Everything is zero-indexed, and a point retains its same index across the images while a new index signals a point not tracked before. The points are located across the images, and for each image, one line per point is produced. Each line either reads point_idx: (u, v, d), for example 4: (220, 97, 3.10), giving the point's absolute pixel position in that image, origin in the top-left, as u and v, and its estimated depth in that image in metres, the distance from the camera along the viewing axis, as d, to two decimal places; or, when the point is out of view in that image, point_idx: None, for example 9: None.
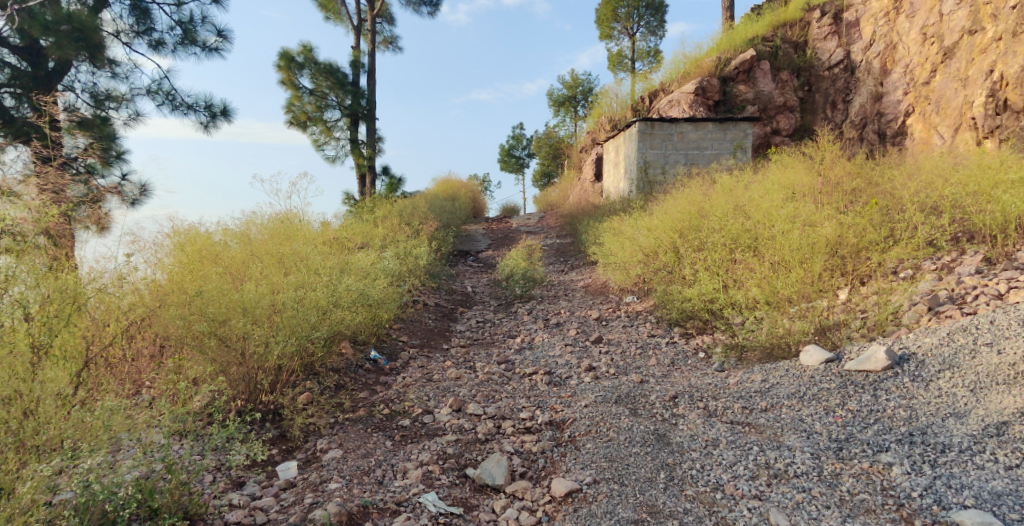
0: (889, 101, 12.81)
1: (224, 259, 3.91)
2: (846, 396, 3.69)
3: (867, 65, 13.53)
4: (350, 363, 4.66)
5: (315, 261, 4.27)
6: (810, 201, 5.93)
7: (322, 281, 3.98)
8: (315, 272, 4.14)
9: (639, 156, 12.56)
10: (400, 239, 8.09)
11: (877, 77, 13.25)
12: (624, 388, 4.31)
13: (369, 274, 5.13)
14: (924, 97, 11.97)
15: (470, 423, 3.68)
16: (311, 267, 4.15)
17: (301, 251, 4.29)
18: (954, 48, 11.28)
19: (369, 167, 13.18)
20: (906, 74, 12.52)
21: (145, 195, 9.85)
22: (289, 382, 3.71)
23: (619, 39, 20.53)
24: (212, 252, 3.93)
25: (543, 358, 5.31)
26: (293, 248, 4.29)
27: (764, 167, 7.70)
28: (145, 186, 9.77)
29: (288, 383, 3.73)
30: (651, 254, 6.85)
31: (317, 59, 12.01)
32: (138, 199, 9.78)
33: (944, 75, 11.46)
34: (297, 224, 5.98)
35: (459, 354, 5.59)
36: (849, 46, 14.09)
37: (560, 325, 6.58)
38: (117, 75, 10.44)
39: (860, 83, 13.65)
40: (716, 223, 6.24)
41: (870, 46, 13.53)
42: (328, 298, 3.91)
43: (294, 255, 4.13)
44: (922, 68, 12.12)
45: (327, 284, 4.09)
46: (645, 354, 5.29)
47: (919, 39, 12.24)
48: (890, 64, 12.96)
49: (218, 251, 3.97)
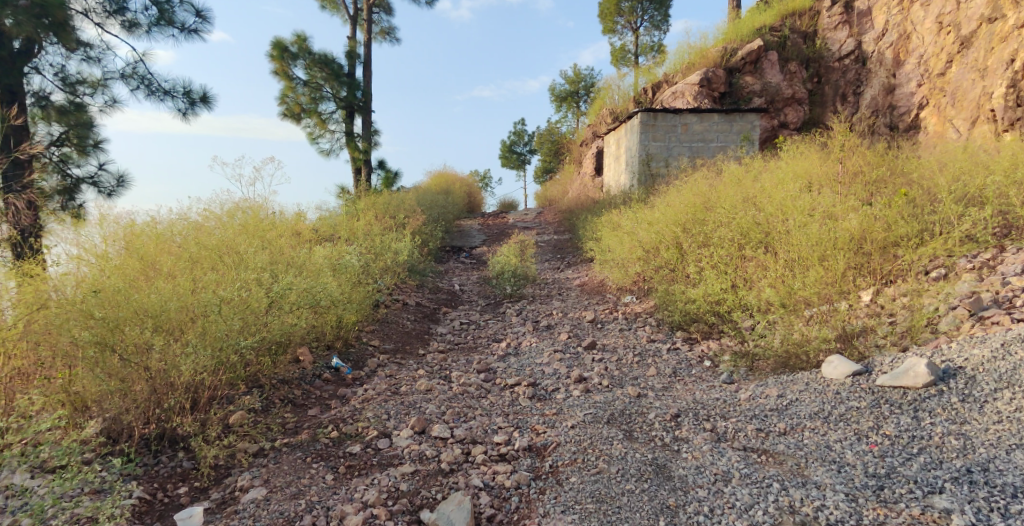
0: (902, 93, 12.24)
1: (144, 256, 3.49)
2: (881, 418, 3.06)
3: (879, 56, 12.93)
4: (306, 373, 4.23)
5: (253, 258, 3.84)
6: (828, 191, 5.31)
7: (257, 281, 3.54)
8: (252, 270, 3.69)
9: (640, 148, 11.97)
10: (381, 235, 7.52)
11: (889, 69, 12.62)
12: (618, 403, 3.72)
13: (328, 272, 4.62)
14: (939, 89, 11.37)
15: (433, 450, 3.11)
16: (247, 265, 3.71)
17: (238, 246, 3.86)
18: (971, 37, 10.61)
19: (365, 161, 12.58)
20: (920, 65, 11.90)
21: (122, 186, 9.27)
22: (219, 401, 3.24)
23: (622, 33, 19.88)
24: (130, 248, 3.50)
25: (529, 366, 4.73)
26: (229, 244, 3.85)
27: (776, 156, 7.09)
28: (121, 177, 9.19)
29: (218, 401, 3.26)
30: (651, 250, 6.28)
31: (312, 50, 11.42)
32: (116, 191, 9.25)
33: (961, 66, 10.79)
34: (264, 217, 5.52)
35: (435, 362, 5.02)
36: (861, 37, 13.46)
37: (551, 328, 5.98)
38: (91, 58, 9.86)
39: (872, 74, 13.03)
40: (723, 214, 5.65)
41: (883, 36, 12.91)
42: (266, 301, 3.47)
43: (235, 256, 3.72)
44: (937, 58, 11.48)
45: (265, 287, 3.65)
46: (644, 362, 4.68)
47: (935, 28, 11.60)
48: (903, 55, 12.35)
49: (139, 247, 3.54)
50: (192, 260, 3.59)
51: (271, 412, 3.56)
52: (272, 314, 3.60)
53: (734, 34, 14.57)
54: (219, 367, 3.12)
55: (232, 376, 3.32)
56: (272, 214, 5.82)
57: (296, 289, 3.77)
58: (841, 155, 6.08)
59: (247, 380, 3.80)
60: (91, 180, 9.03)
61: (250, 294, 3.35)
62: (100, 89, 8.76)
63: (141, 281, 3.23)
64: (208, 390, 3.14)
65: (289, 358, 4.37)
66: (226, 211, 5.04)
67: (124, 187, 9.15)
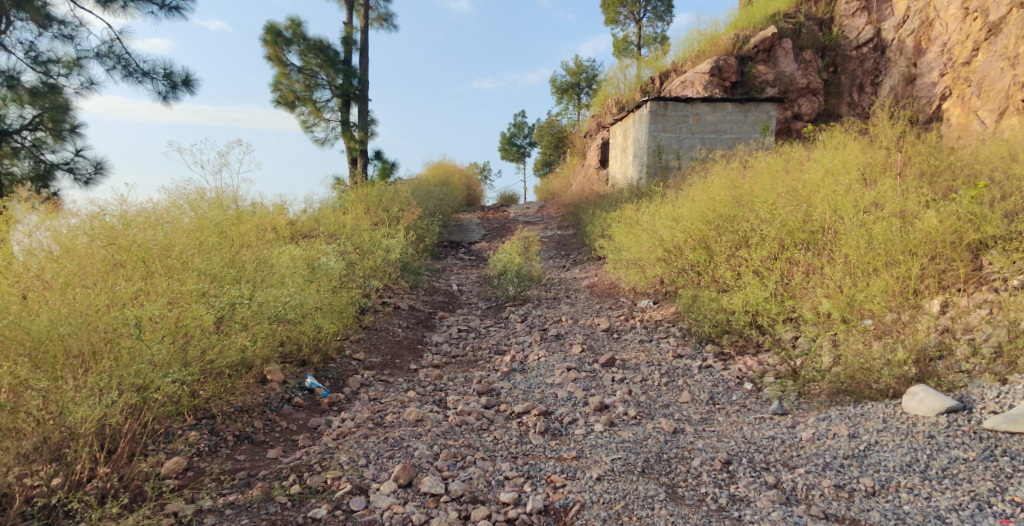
0: (923, 84, 11.52)
1: (65, 249, 2.95)
2: (1006, 480, 2.36)
3: (899, 44, 12.20)
4: (274, 397, 3.62)
5: (199, 260, 3.26)
6: (879, 182, 4.57)
7: (199, 289, 2.94)
8: (192, 278, 3.09)
9: (650, 139, 11.24)
10: (371, 230, 6.82)
11: (911, 57, 11.87)
12: (651, 443, 3.02)
13: (296, 280, 3.91)
14: (964, 79, 10.56)
15: (421, 514, 2.45)
16: (187, 269, 3.11)
17: (178, 247, 3.26)
18: (1000, 24, 9.72)
19: (360, 151, 11.80)
20: (944, 54, 11.14)
21: (100, 173, 8.52)
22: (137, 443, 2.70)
23: (624, 24, 19.07)
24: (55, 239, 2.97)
25: (537, 387, 4.04)
26: (169, 243, 3.26)
27: (806, 145, 6.36)
28: (100, 162, 8.44)
29: (136, 444, 2.72)
30: (673, 250, 5.60)
31: (307, 35, 10.63)
32: (94, 178, 8.50)
33: (988, 54, 9.94)
34: (234, 208, 4.96)
35: (429, 380, 4.32)
36: (880, 24, 12.72)
37: (560, 338, 5.28)
38: (66, 34, 9.09)
39: (892, 63, 12.30)
40: (758, 210, 4.96)
41: (904, 23, 12.15)
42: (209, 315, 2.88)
43: (172, 264, 3.13)
44: (963, 46, 10.66)
45: (206, 298, 3.01)
46: (674, 385, 3.98)
47: (961, 14, 10.77)
48: (925, 43, 11.62)
49: (63, 239, 2.98)
50: (118, 267, 3.01)
51: (222, 455, 2.94)
52: (217, 334, 3.01)
53: (744, 21, 13.72)
54: (139, 406, 2.61)
55: (162, 412, 2.77)
56: (239, 206, 5.18)
57: (247, 301, 3.11)
58: (884, 148, 5.37)
59: (195, 410, 3.20)
60: (67, 166, 8.29)
61: (181, 308, 2.79)
62: (74, 68, 8.03)
63: (45, 293, 2.66)
64: (126, 435, 2.61)
65: (254, 378, 3.76)
66: (188, 201, 4.52)
67: (103, 175, 8.40)
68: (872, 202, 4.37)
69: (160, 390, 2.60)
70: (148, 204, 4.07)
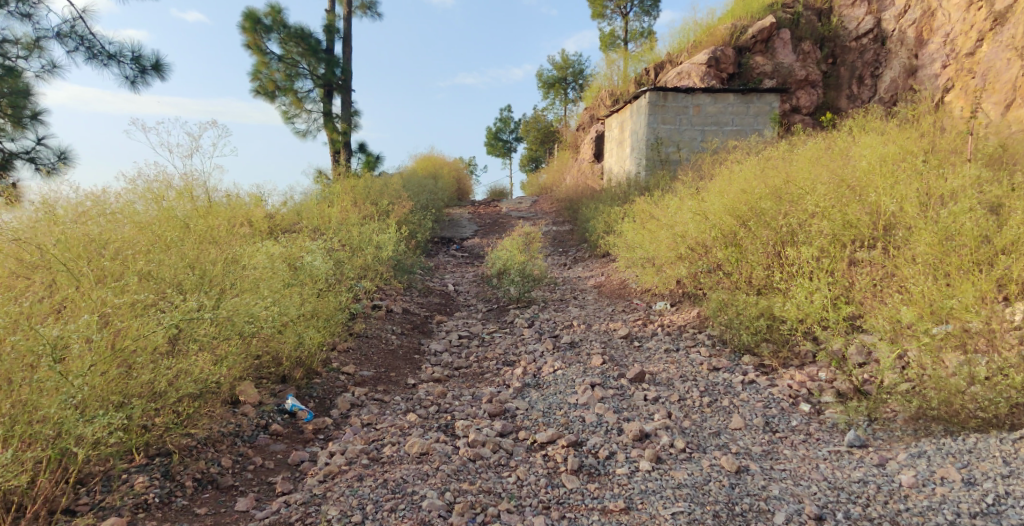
0: (924, 76, 10.94)
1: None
2: None
3: (900, 35, 11.52)
4: (246, 425, 3.01)
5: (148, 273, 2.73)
6: (937, 174, 4.02)
7: (138, 301, 2.36)
8: (137, 291, 2.53)
9: (649, 132, 10.69)
10: (359, 225, 6.18)
11: (912, 49, 11.23)
12: (714, 489, 2.45)
13: (276, 285, 3.29)
14: (967, 71, 10.01)
15: None
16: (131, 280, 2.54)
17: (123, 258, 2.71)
18: (1007, 13, 9.25)
19: (344, 143, 11.09)
20: (946, 44, 10.55)
21: (65, 163, 7.75)
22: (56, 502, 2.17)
23: (611, 18, 18.46)
24: None
25: (559, 409, 3.46)
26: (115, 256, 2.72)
27: (832, 136, 5.77)
28: (64, 151, 7.67)
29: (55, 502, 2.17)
30: (698, 248, 5.06)
31: (287, 22, 9.90)
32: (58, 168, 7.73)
33: (994, 44, 9.44)
34: (203, 203, 4.47)
35: (430, 399, 3.71)
36: (880, 14, 11.98)
37: (575, 347, 4.71)
38: (27, 15, 8.31)
39: (892, 55, 11.59)
40: (802, 204, 4.41)
41: (905, 13, 11.49)
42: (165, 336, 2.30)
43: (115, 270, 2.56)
44: (966, 37, 10.12)
45: (154, 312, 2.42)
46: (719, 405, 3.40)
47: (964, 4, 10.25)
48: (927, 34, 11.01)
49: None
50: (49, 286, 2.47)
51: (177, 508, 2.32)
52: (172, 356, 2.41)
53: (741, 12, 13.00)
54: (49, 460, 2.03)
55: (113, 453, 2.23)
56: (211, 198, 4.70)
57: (209, 314, 2.50)
58: (923, 138, 4.66)
59: (147, 447, 2.56)
60: (27, 155, 7.52)
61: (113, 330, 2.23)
62: (34, 50, 7.27)
63: None
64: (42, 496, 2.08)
65: (224, 401, 3.15)
66: (154, 193, 4.06)
67: (67, 164, 7.62)
68: (935, 197, 3.82)
69: (83, 442, 2.01)
70: (101, 196, 3.58)
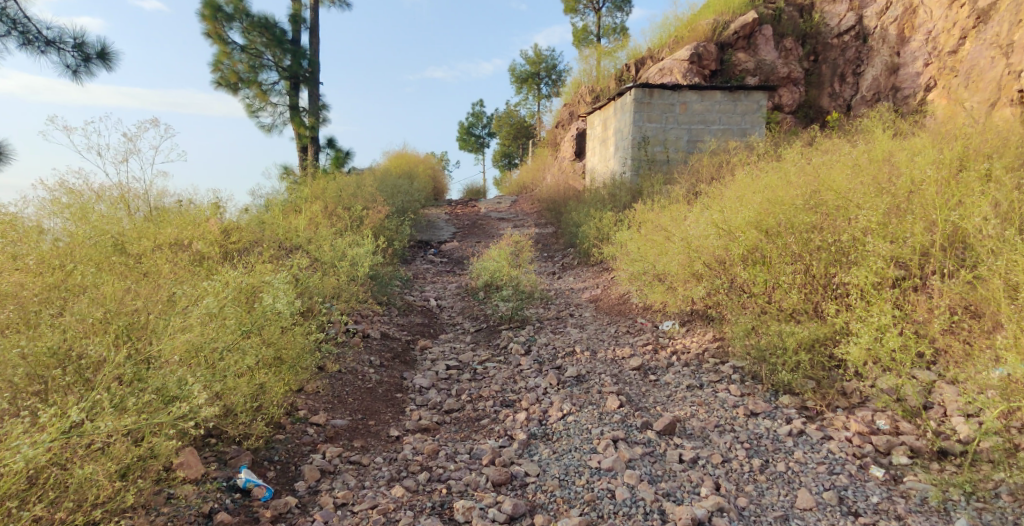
0: (906, 74, 10.50)
1: None
2: None
3: (882, 32, 11.07)
4: (183, 516, 2.35)
5: None
6: (995, 192, 3.50)
7: None
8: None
9: (635, 130, 10.07)
10: (328, 236, 5.45)
11: (893, 46, 10.78)
12: None
13: (224, 336, 2.61)
14: (950, 69, 9.61)
15: None
16: None
17: None
18: (989, 10, 8.76)
19: (312, 139, 10.24)
20: (928, 42, 10.12)
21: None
22: None
23: (584, 14, 17.83)
24: None
25: (580, 475, 2.83)
26: None
27: (847, 144, 5.20)
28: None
29: None
30: (716, 268, 4.47)
31: (250, 10, 9.03)
32: None
33: (977, 43, 8.93)
34: (139, 220, 3.74)
35: (417, 461, 3.02)
36: (862, 10, 11.53)
37: (582, 382, 4.06)
38: None
39: (874, 53, 11.13)
40: (846, 221, 3.85)
41: (887, 10, 11.05)
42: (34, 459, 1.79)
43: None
44: (948, 34, 9.73)
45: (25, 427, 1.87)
46: (772, 471, 2.81)
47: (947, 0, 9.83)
48: (908, 31, 10.58)
49: None
50: None
51: None
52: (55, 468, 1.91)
53: (722, 5, 12.31)
54: None
55: None
56: (146, 213, 3.98)
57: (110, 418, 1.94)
58: (953, 148, 4.11)
59: None
60: None
61: None
62: None
63: None
64: None
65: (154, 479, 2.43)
66: (78, 207, 3.32)
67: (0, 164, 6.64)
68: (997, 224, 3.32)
69: None
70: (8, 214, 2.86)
